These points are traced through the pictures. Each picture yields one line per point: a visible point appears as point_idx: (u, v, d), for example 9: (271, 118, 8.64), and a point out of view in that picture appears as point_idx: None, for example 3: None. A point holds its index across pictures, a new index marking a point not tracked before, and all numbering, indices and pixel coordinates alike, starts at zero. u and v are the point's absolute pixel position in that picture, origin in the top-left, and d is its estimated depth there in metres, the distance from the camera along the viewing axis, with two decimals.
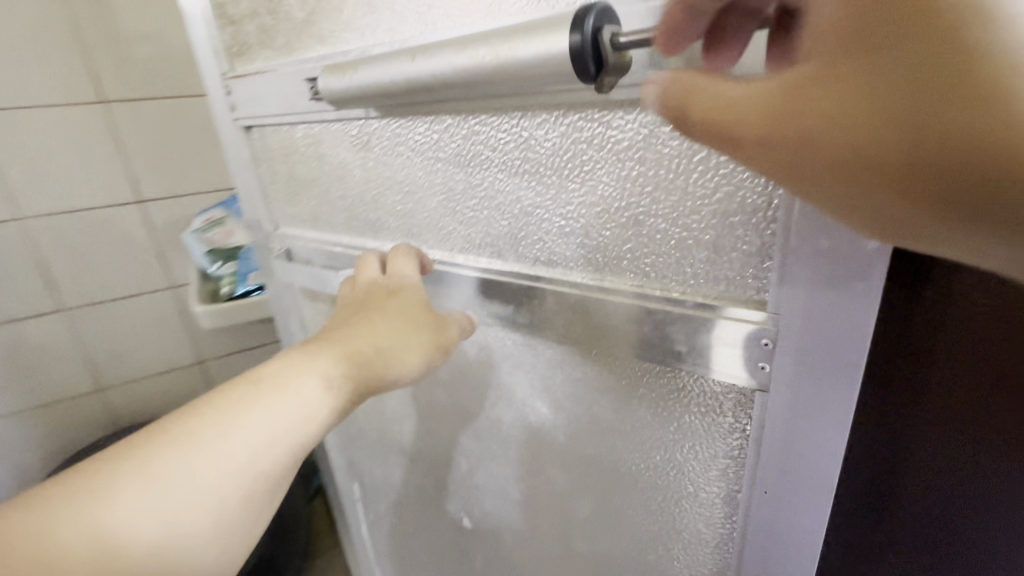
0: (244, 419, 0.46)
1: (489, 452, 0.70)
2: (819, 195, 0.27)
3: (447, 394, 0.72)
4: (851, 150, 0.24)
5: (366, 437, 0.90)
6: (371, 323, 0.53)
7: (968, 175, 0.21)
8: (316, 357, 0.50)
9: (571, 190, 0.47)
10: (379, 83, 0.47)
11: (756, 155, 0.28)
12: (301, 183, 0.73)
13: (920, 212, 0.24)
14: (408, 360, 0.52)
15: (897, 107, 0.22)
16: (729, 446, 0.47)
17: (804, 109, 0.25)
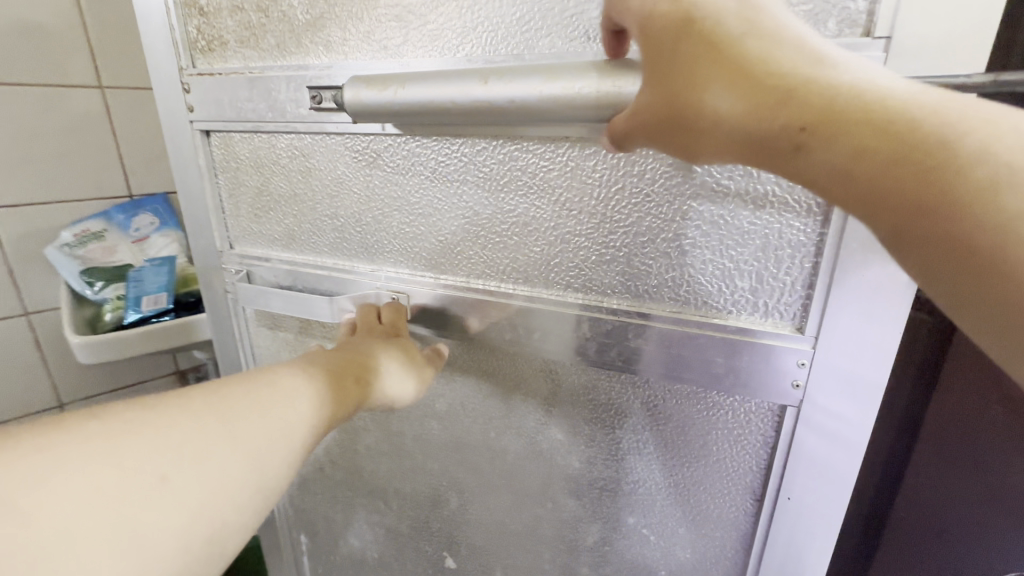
0: (272, 402, 0.43)
1: (489, 485, 0.67)
2: (689, 156, 0.35)
3: (441, 428, 0.67)
4: (697, 114, 0.33)
5: (326, 481, 0.81)
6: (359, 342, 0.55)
7: (759, 105, 0.31)
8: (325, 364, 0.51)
9: (616, 220, 0.49)
10: (434, 100, 0.45)
11: (644, 137, 0.37)
12: (275, 198, 0.66)
13: (750, 144, 0.32)
14: (412, 375, 0.54)
15: (711, 75, 0.32)
16: (753, 459, 0.51)
17: (665, 94, 0.34)
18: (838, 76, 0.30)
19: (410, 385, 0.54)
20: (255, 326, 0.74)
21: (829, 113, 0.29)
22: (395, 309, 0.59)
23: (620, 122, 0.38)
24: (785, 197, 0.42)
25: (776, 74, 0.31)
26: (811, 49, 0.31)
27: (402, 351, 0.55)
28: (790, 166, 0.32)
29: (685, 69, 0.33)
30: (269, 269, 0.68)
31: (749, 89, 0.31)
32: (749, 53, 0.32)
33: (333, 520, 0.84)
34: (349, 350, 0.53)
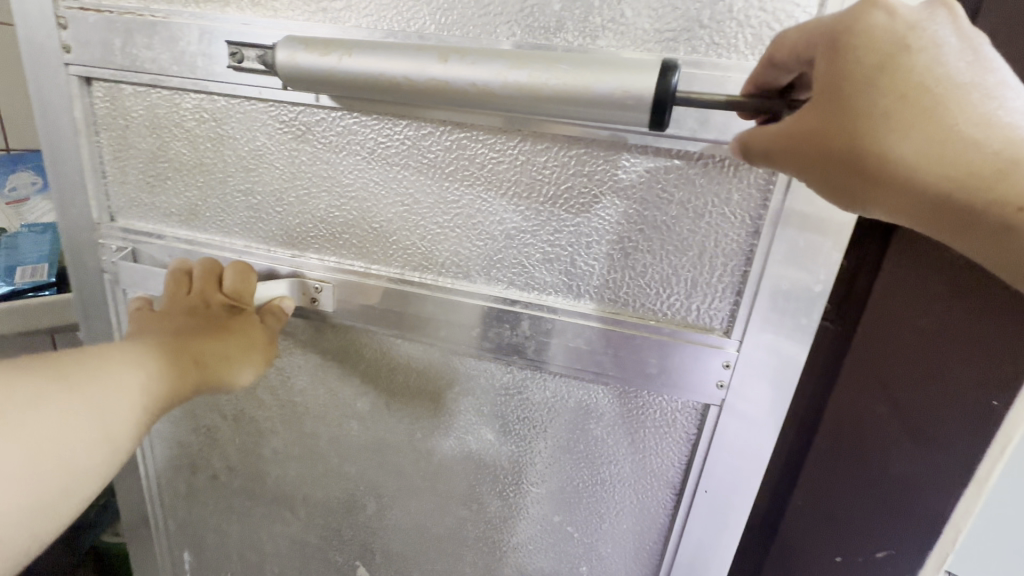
0: (125, 379, 0.43)
1: (411, 488, 0.64)
2: (842, 195, 0.34)
3: (361, 429, 0.63)
4: (876, 156, 0.32)
5: (221, 490, 0.72)
6: (196, 324, 0.50)
7: (960, 173, 0.32)
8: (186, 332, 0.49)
9: (563, 219, 0.49)
10: (402, 77, 0.41)
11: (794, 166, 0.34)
12: (174, 165, 0.57)
13: (922, 196, 0.33)
14: (252, 360, 0.51)
15: (907, 125, 0.32)
16: (676, 455, 0.54)
17: (846, 126, 0.32)
18: None
19: (246, 373, 0.51)
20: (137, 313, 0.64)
21: None
22: (239, 277, 0.54)
23: (768, 135, 0.34)
24: (721, 208, 0.45)
25: (982, 141, 0.32)
26: (1003, 115, 0.32)
27: (241, 338, 0.50)
28: (978, 228, 0.34)
29: (876, 106, 0.31)
30: (162, 247, 0.59)
31: (947, 151, 0.32)
32: (958, 113, 0.32)
33: (226, 534, 0.74)
34: (178, 337, 0.48)
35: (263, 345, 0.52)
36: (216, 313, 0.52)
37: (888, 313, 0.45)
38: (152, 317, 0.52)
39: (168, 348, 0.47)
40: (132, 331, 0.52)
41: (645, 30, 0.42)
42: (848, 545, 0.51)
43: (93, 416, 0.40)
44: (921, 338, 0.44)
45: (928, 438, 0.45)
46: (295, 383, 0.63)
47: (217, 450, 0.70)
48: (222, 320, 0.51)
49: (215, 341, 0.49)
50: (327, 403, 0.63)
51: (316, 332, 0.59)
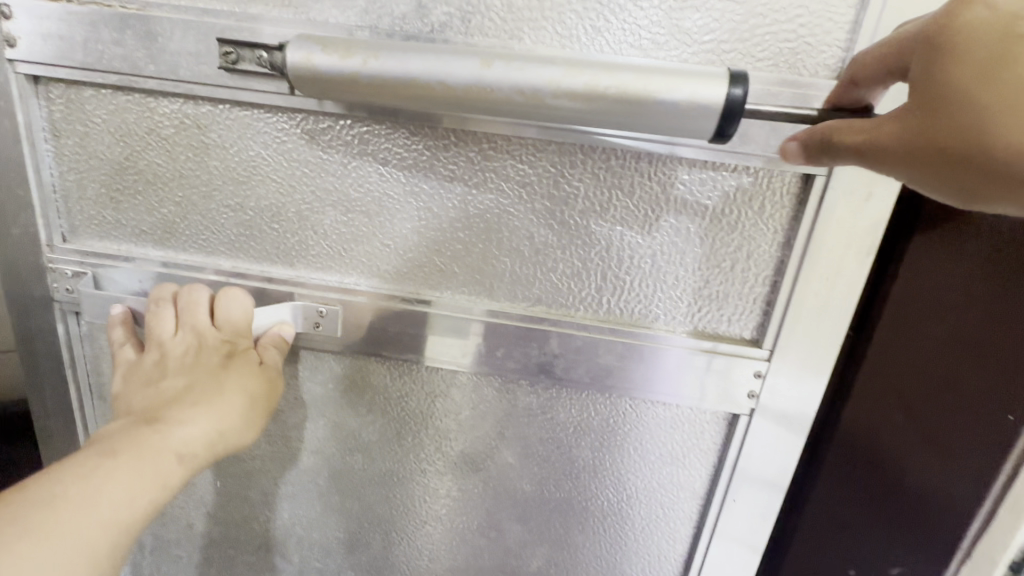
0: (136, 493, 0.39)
1: (422, 520, 0.60)
2: (951, 191, 0.32)
3: (367, 461, 0.58)
4: (985, 147, 0.30)
5: (197, 541, 0.64)
6: (193, 377, 0.45)
7: None
8: (187, 390, 0.44)
9: (595, 232, 0.47)
10: (442, 79, 0.37)
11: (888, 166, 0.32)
12: (146, 178, 0.50)
13: None
14: (255, 421, 0.46)
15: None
16: (703, 467, 0.54)
17: (946, 122, 0.31)
18: None
19: (254, 421, 0.46)
20: (95, 348, 0.55)
21: None
22: (234, 303, 0.48)
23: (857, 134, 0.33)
24: (754, 219, 0.45)
25: None
26: None
27: (238, 400, 0.45)
28: None
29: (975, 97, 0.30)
30: (131, 271, 0.52)
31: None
32: None
33: None
34: (165, 420, 0.43)
35: (265, 390, 0.46)
36: (205, 370, 0.45)
37: (903, 318, 0.46)
38: (136, 372, 0.47)
39: (157, 439, 0.41)
40: (119, 391, 0.47)
41: (683, 41, 0.41)
42: (861, 560, 0.51)
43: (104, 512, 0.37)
44: (936, 344, 0.45)
45: (942, 452, 0.45)
46: (290, 417, 0.57)
47: (193, 498, 0.62)
48: (212, 380, 0.45)
49: (208, 414, 0.43)
50: (328, 435, 0.57)
51: (317, 358, 0.54)
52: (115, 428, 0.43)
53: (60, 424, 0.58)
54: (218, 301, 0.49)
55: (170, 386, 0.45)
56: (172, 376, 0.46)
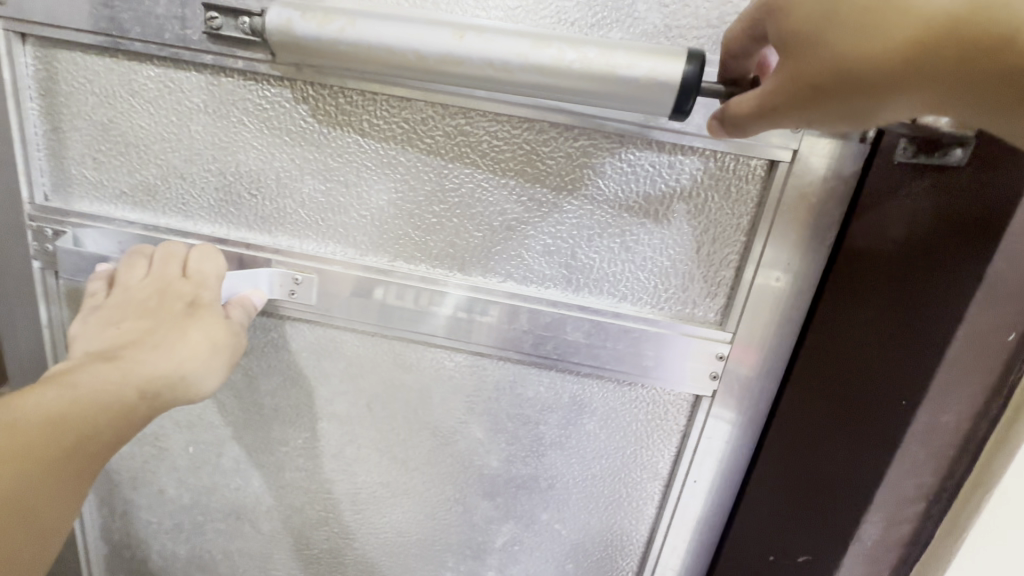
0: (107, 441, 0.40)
1: (390, 493, 0.61)
2: (837, 118, 0.32)
3: (339, 431, 0.59)
4: (840, 66, 0.31)
5: (167, 506, 0.64)
6: (155, 322, 0.45)
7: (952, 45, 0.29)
8: (149, 334, 0.44)
9: (567, 211, 0.48)
10: (388, 42, 0.37)
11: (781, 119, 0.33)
12: (129, 140, 0.51)
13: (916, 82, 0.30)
14: (215, 374, 0.46)
15: (855, 23, 0.30)
16: (666, 448, 0.55)
17: (797, 60, 0.32)
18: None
19: (211, 371, 0.45)
20: (73, 308, 0.56)
21: None
22: (207, 258, 0.49)
23: (745, 102, 0.34)
24: (719, 203, 0.47)
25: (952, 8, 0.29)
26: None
27: (199, 347, 0.45)
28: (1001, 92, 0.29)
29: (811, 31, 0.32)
30: (109, 232, 0.52)
31: (910, 25, 0.29)
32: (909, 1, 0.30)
33: (170, 554, 0.67)
34: (125, 358, 0.43)
35: (227, 341, 0.46)
36: (168, 316, 0.45)
37: (835, 309, 0.45)
38: (97, 314, 0.47)
39: (122, 381, 0.41)
40: (79, 332, 0.46)
41: (656, 25, 0.42)
42: (781, 544, 0.51)
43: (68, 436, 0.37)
44: (858, 333, 0.44)
45: (857, 441, 0.44)
46: (263, 385, 0.57)
47: (165, 463, 0.62)
48: (175, 327, 0.45)
49: (167, 358, 0.44)
50: (300, 405, 0.58)
51: (291, 327, 0.55)
52: (73, 364, 0.43)
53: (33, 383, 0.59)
54: (190, 257, 0.49)
55: (134, 326, 0.45)
56: (135, 320, 0.46)
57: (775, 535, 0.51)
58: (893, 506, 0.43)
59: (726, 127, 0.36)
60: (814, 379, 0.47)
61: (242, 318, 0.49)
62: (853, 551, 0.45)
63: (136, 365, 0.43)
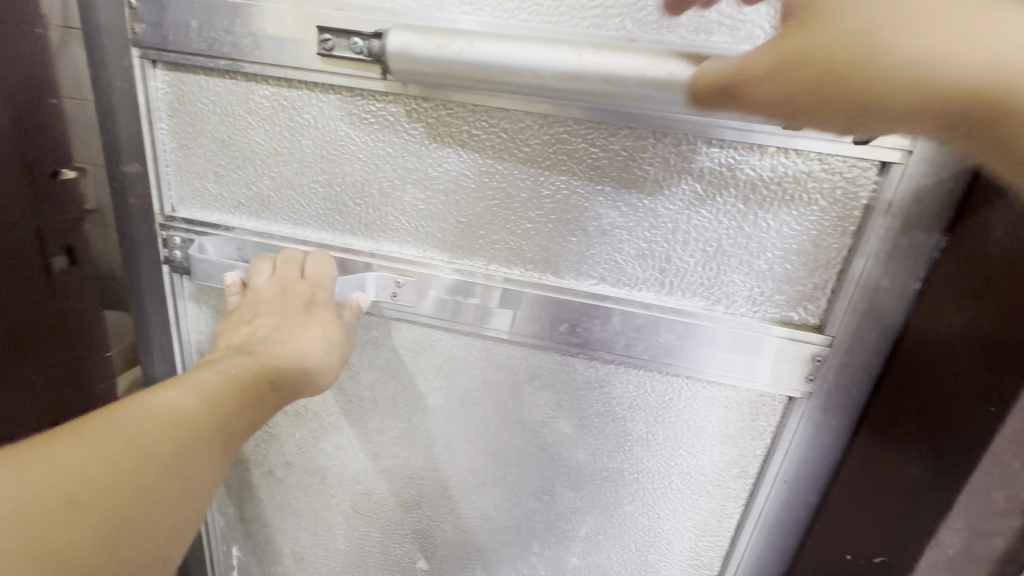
0: (207, 454, 0.39)
1: (481, 479, 0.64)
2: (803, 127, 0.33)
3: (433, 422, 0.62)
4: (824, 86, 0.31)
5: (275, 485, 0.71)
6: (281, 320, 0.49)
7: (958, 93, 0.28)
8: (277, 331, 0.48)
9: (663, 217, 0.49)
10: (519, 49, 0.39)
11: (818, 99, 0.31)
12: (246, 155, 0.55)
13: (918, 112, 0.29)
14: (329, 373, 0.49)
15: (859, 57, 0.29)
16: (756, 447, 0.56)
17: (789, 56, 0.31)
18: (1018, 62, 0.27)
19: (326, 371, 0.49)
20: (197, 308, 0.61)
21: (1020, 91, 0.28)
22: (319, 262, 0.53)
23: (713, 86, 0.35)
24: (824, 206, 0.46)
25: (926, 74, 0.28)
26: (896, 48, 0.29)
27: (317, 347, 0.48)
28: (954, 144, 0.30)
29: (952, 10, 0.28)
30: (229, 239, 0.57)
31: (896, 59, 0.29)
32: (880, 41, 0.29)
33: (279, 528, 0.74)
34: (261, 353, 0.46)
35: (342, 343, 0.50)
36: (290, 313, 0.49)
37: (940, 311, 0.44)
38: (237, 311, 0.52)
39: (254, 372, 0.44)
40: (219, 328, 0.52)
41: (763, 28, 0.42)
42: (859, 544, 0.52)
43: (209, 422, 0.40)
44: (960, 338, 0.42)
45: (946, 448, 0.43)
46: (363, 379, 0.62)
47: (275, 447, 0.68)
48: (294, 326, 0.48)
49: (293, 356, 0.47)
50: (398, 397, 0.62)
51: (391, 326, 0.58)
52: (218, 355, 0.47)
53: (163, 373, 0.65)
54: (304, 265, 0.53)
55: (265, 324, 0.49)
56: (265, 316, 0.50)
57: (850, 532, 0.53)
58: (979, 518, 0.42)
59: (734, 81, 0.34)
60: (911, 382, 0.47)
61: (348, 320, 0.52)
62: (932, 556, 0.45)
63: (267, 360, 0.46)
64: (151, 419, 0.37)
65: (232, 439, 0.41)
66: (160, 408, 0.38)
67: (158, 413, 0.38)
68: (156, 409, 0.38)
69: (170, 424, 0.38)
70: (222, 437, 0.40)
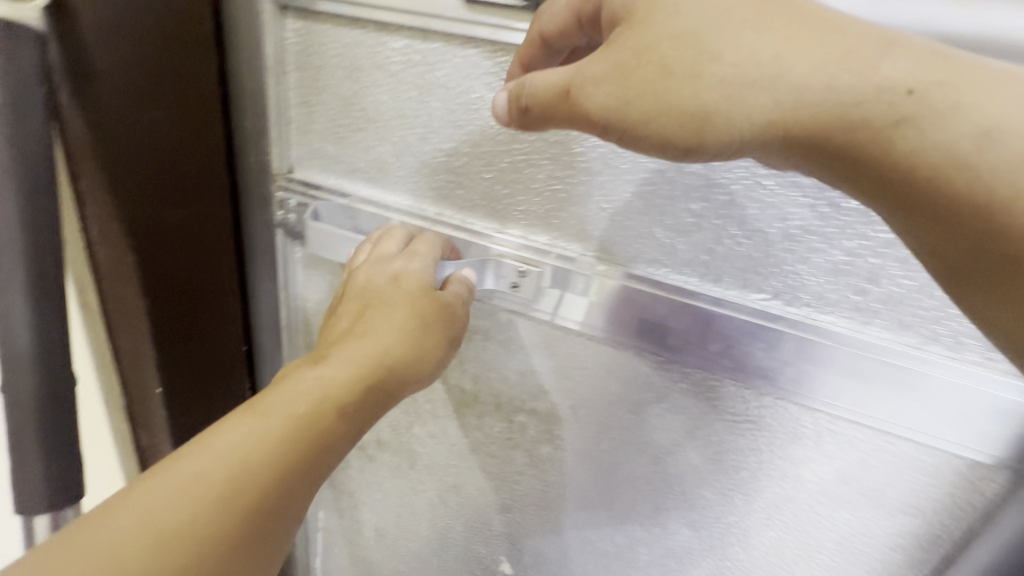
0: (280, 502, 0.36)
1: (582, 497, 0.57)
2: (661, 144, 0.32)
3: (538, 427, 0.56)
4: (666, 72, 0.31)
5: (366, 461, 0.69)
6: (370, 313, 0.45)
7: (804, 100, 0.29)
8: (365, 330, 0.44)
9: (881, 224, 0.37)
10: None
11: (640, 113, 0.32)
12: (369, 115, 0.50)
13: (751, 118, 0.30)
14: (415, 379, 0.44)
15: (691, 44, 0.30)
16: (950, 527, 0.44)
17: (614, 56, 0.33)
18: (881, 68, 0.28)
19: (416, 375, 0.44)
20: (307, 275, 0.59)
21: (937, 80, 0.27)
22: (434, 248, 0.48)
23: (547, 86, 0.35)
24: None
25: (780, 71, 0.29)
26: (800, 47, 0.29)
27: (403, 349, 0.43)
28: (856, 151, 0.29)
29: (771, 24, 0.29)
30: (343, 207, 0.53)
31: (739, 52, 0.30)
32: (723, 35, 0.30)
33: (366, 502, 0.72)
34: (340, 354, 0.42)
35: (433, 340, 0.45)
36: (381, 292, 0.45)
37: None
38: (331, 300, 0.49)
39: (330, 389, 0.39)
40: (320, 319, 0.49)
41: None
42: None
43: (275, 468, 0.35)
44: None
45: None
46: (467, 369, 0.57)
47: (370, 423, 0.66)
48: (379, 317, 0.44)
49: (377, 363, 0.42)
50: (502, 394, 0.56)
51: (504, 318, 0.52)
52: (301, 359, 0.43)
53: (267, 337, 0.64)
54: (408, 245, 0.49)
55: (358, 318, 0.45)
56: (359, 307, 0.46)
57: None
58: None
59: (561, 90, 0.34)
60: None
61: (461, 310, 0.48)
62: None
63: (340, 374, 0.40)
64: (214, 471, 0.33)
65: (306, 477, 0.37)
66: (220, 459, 0.34)
67: (220, 464, 0.34)
68: (217, 458, 0.34)
69: (234, 475, 0.34)
70: (295, 479, 0.36)
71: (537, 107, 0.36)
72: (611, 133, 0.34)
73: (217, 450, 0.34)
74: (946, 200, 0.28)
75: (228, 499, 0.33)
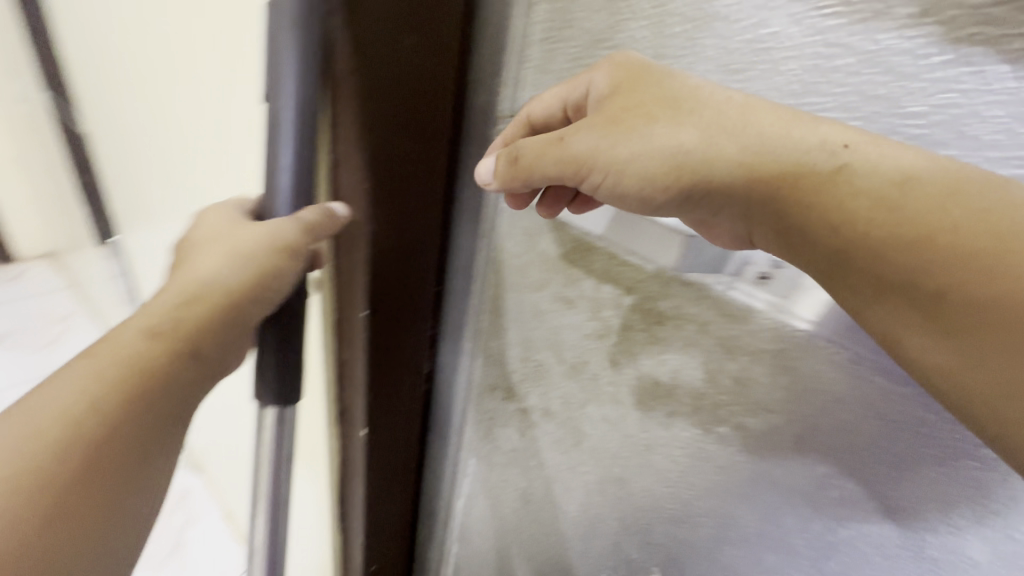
0: (63, 455, 0.35)
1: (781, 541, 0.48)
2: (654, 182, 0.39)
3: (742, 447, 0.47)
4: (644, 127, 0.38)
5: (529, 425, 0.68)
6: (198, 256, 0.45)
7: (751, 175, 0.36)
8: (174, 284, 0.44)
9: None
10: None
11: (623, 161, 0.40)
12: (620, 53, 0.44)
13: (713, 178, 0.37)
14: (226, 341, 0.43)
15: (675, 108, 0.37)
16: None
17: (603, 116, 0.40)
18: (858, 154, 0.32)
19: (217, 335, 0.43)
20: (513, 225, 0.57)
21: (872, 159, 0.32)
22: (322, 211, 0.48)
23: (534, 146, 0.43)
24: None
25: (720, 149, 0.36)
26: (778, 120, 0.34)
27: (192, 292, 0.43)
28: (815, 224, 0.34)
29: (743, 105, 0.35)
30: None
31: (700, 127, 0.37)
32: (696, 105, 0.37)
33: (521, 464, 0.72)
34: (190, 297, 0.43)
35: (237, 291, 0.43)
36: (219, 239, 0.45)
37: None
38: None
39: (150, 345, 0.40)
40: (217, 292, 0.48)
41: None
42: None
43: (72, 417, 0.36)
44: None
45: None
46: (667, 361, 0.50)
47: (541, 390, 0.64)
48: (205, 252, 0.45)
49: (186, 314, 0.42)
50: (704, 400, 0.48)
51: (733, 313, 0.44)
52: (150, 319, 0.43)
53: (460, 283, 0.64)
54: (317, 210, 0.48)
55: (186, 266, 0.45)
56: (191, 257, 0.46)
57: None
58: None
59: (555, 139, 0.42)
60: None
61: (306, 255, 0.46)
62: None
63: (173, 322, 0.41)
64: (44, 418, 0.36)
65: (90, 434, 0.36)
66: (59, 406, 0.36)
67: (56, 413, 0.36)
68: (45, 406, 0.36)
69: (57, 422, 0.36)
70: (77, 430, 0.36)
71: (526, 155, 0.43)
72: (597, 180, 0.41)
73: (44, 400, 0.36)
74: (880, 285, 0.32)
75: (28, 445, 0.34)
